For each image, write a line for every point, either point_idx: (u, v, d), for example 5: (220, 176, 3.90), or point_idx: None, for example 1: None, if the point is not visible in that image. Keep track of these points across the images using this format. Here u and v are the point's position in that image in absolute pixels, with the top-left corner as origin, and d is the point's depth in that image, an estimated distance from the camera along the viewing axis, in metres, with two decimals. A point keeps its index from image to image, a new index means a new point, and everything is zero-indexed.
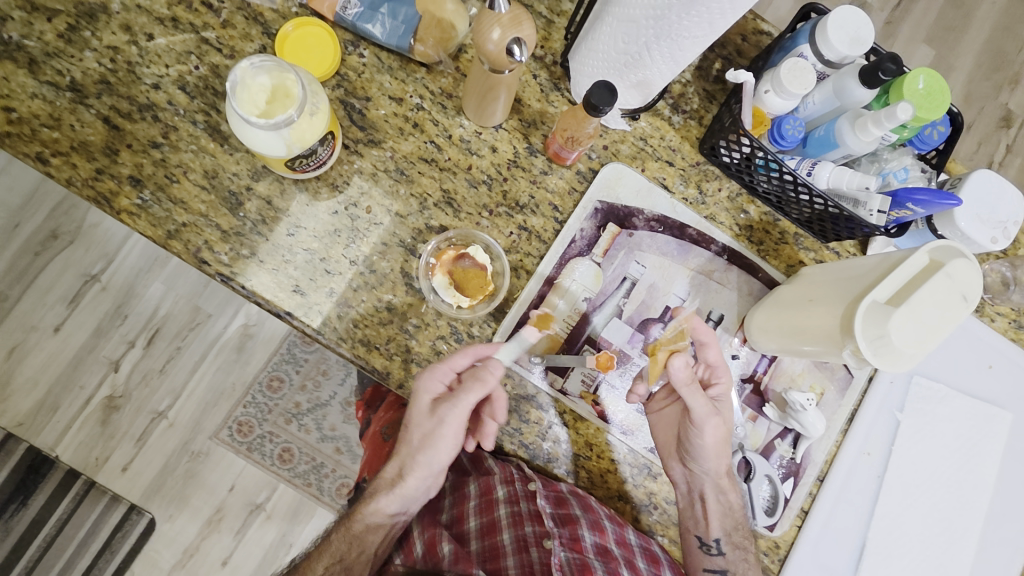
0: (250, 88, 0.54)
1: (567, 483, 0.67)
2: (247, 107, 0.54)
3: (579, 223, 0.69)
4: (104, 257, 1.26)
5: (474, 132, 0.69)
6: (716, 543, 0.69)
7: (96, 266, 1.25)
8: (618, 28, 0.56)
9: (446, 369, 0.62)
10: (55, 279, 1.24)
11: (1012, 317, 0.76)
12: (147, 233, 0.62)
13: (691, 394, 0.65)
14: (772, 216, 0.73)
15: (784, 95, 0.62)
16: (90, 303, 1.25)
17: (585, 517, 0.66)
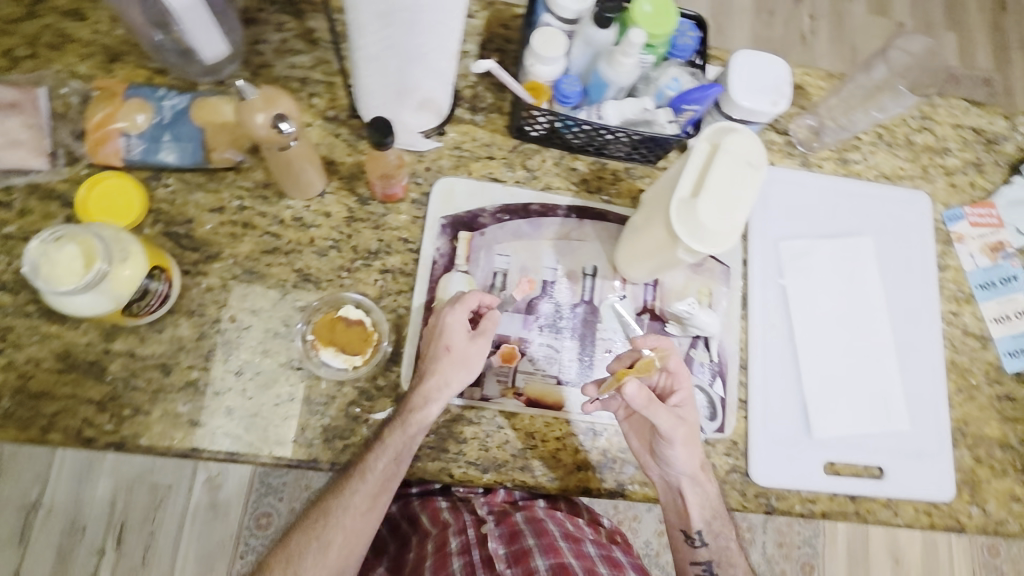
0: (60, 261, 0.54)
1: (522, 514, 0.78)
2: (61, 279, 0.54)
3: (433, 244, 0.73)
4: (37, 481, 1.20)
5: (304, 206, 0.71)
6: (699, 533, 0.72)
7: (33, 494, 1.19)
8: (370, 67, 0.60)
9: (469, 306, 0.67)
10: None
11: (836, 157, 0.86)
12: (24, 436, 0.61)
13: (653, 409, 0.65)
14: (599, 162, 0.80)
15: (546, 62, 0.67)
16: (40, 532, 1.19)
17: (536, 543, 0.73)
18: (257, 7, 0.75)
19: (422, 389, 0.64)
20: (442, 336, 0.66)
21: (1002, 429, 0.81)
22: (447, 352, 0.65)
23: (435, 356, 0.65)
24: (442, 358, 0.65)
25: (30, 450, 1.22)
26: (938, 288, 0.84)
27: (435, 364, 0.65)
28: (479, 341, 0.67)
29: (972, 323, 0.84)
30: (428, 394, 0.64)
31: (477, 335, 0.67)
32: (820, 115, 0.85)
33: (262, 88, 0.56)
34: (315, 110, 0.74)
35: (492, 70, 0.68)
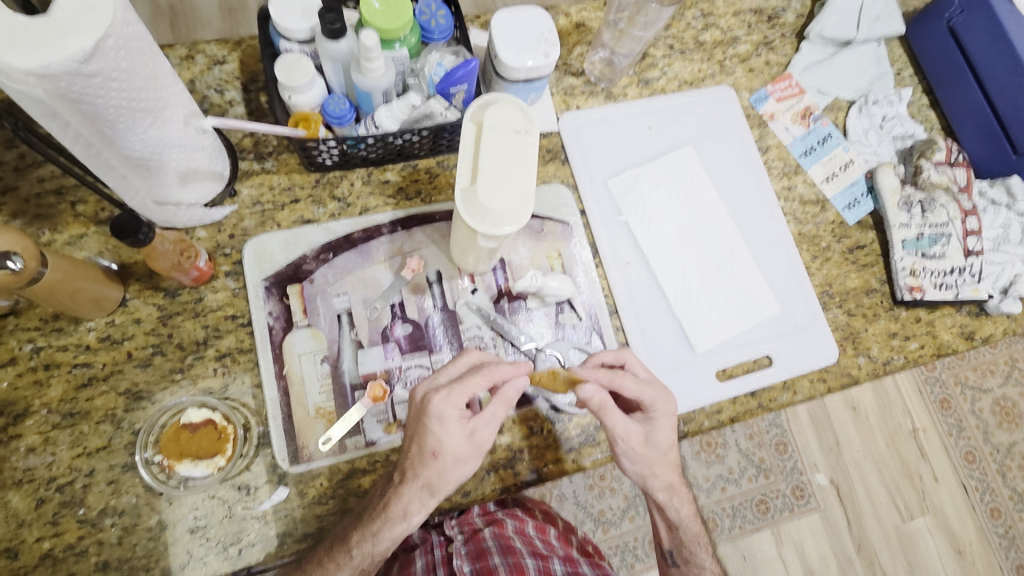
0: None
1: (491, 531, 0.76)
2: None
3: (263, 310, 0.68)
4: None
5: (108, 322, 0.65)
6: (669, 553, 0.74)
7: None
8: (99, 166, 0.54)
9: (466, 394, 0.57)
10: None
11: (637, 81, 0.87)
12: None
13: (607, 414, 0.62)
14: (409, 166, 0.77)
15: (299, 90, 0.64)
16: None
17: (503, 562, 0.72)
18: None
19: (413, 471, 0.58)
20: (432, 427, 0.57)
21: (863, 277, 0.85)
22: (432, 450, 0.57)
23: (419, 447, 0.58)
24: (424, 460, 0.57)
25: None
26: (766, 170, 0.87)
27: (422, 459, 0.57)
28: (482, 431, 0.57)
29: (807, 190, 0.88)
30: (416, 479, 0.57)
31: (476, 422, 0.58)
32: (606, 46, 0.85)
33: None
34: (84, 218, 0.67)
35: (219, 126, 0.57)
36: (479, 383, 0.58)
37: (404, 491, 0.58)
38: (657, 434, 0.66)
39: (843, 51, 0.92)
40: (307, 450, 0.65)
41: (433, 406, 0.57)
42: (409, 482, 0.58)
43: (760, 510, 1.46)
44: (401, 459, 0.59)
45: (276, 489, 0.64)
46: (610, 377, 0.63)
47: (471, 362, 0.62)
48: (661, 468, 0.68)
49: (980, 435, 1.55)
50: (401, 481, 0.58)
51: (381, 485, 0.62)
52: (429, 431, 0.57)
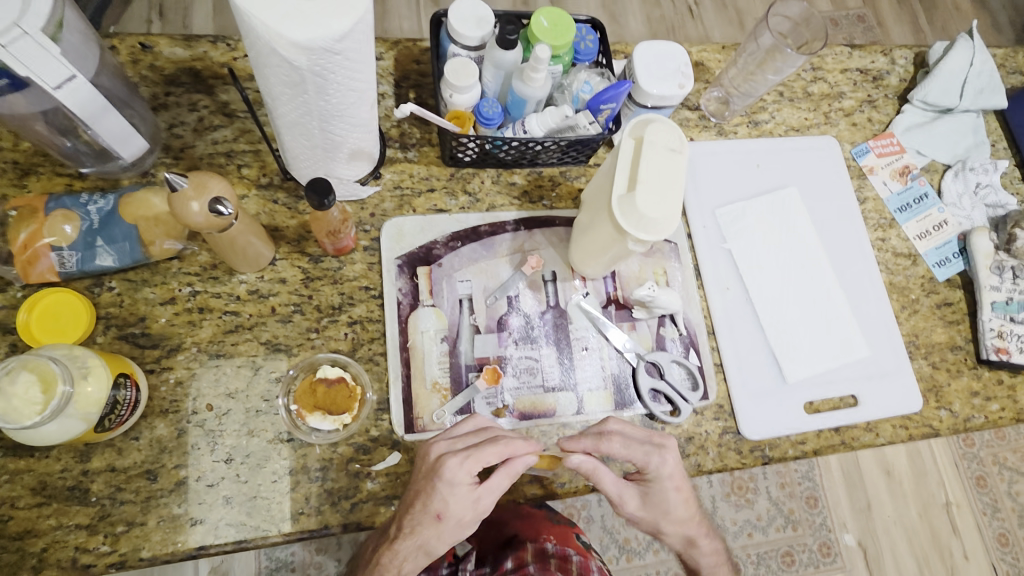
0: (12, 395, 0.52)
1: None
2: (42, 390, 0.53)
3: (394, 285, 0.73)
4: None
5: (258, 277, 0.71)
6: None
7: None
8: (296, 135, 0.60)
9: (475, 461, 0.62)
10: None
11: (748, 121, 0.92)
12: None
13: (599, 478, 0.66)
14: (534, 172, 0.82)
15: (462, 91, 0.70)
16: None
17: None
18: (165, 91, 0.74)
19: (416, 531, 0.61)
20: (438, 487, 0.61)
21: (948, 334, 0.88)
22: (438, 512, 0.61)
23: (423, 506, 0.61)
24: (426, 520, 0.61)
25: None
26: (862, 220, 0.91)
27: (423, 519, 0.61)
28: (486, 496, 0.63)
29: (900, 244, 0.91)
30: (418, 538, 0.61)
31: (479, 488, 0.62)
32: (724, 86, 0.91)
33: (190, 175, 0.56)
34: (245, 181, 0.73)
35: (415, 112, 0.69)
36: (492, 455, 0.62)
37: (402, 550, 0.61)
38: (658, 497, 0.69)
39: (942, 117, 0.97)
40: (421, 421, 0.69)
41: (445, 469, 0.61)
42: (399, 548, 0.61)
43: (784, 562, 1.43)
44: (399, 517, 0.62)
45: (390, 453, 0.68)
46: (595, 443, 0.67)
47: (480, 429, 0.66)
48: (671, 517, 0.70)
49: (1016, 518, 1.53)
50: (401, 537, 0.61)
51: (371, 543, 0.66)
52: (436, 494, 0.61)
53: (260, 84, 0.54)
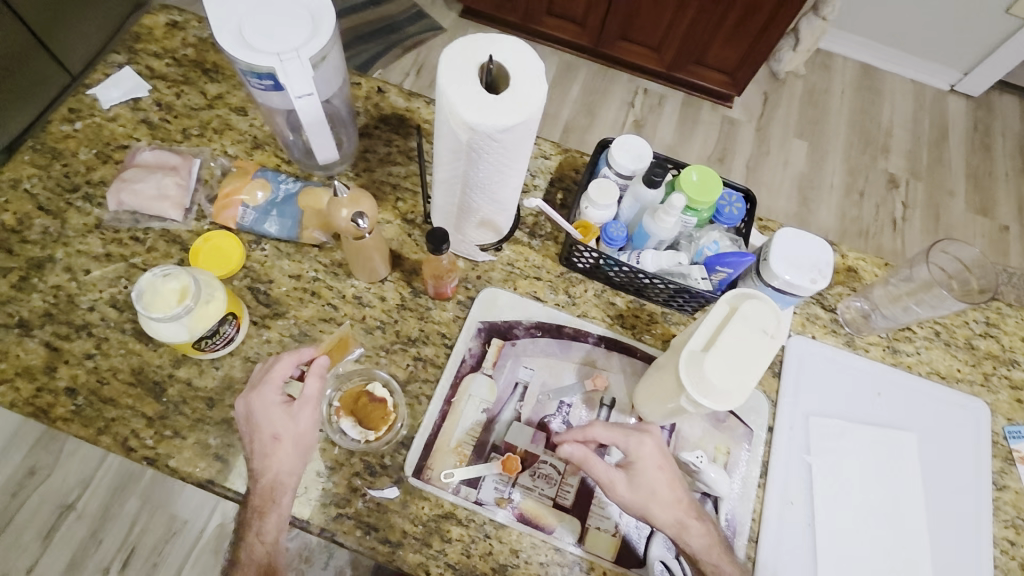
0: (158, 291, 0.66)
1: None
2: (175, 298, 0.66)
3: (466, 344, 0.78)
4: (80, 484, 1.52)
5: (366, 287, 0.81)
6: None
7: (72, 495, 1.51)
8: (442, 190, 0.71)
9: (277, 383, 0.67)
10: (33, 516, 1.49)
11: (885, 345, 0.84)
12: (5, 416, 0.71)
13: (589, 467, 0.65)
14: (637, 302, 0.83)
15: (598, 206, 0.76)
16: (66, 532, 1.48)
17: None
18: (373, 126, 0.92)
19: (273, 448, 0.65)
20: (260, 422, 0.65)
21: None
22: (272, 436, 0.65)
23: (259, 442, 0.65)
24: (267, 449, 0.65)
25: (86, 452, 1.56)
26: (989, 507, 0.77)
27: (265, 450, 0.65)
28: (301, 407, 0.67)
29: None
30: (285, 449, 0.66)
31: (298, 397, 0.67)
32: (870, 300, 0.85)
33: (353, 189, 0.70)
34: (396, 211, 0.87)
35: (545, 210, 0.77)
36: (289, 365, 0.67)
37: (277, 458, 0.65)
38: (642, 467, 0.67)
39: None
40: (429, 473, 0.71)
41: (255, 402, 0.66)
42: (261, 480, 0.65)
43: None
44: (249, 468, 0.66)
45: (388, 486, 0.70)
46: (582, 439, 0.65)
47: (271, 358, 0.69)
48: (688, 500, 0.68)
49: None
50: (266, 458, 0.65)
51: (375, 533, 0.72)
52: (261, 423, 0.65)
53: (433, 144, 0.66)
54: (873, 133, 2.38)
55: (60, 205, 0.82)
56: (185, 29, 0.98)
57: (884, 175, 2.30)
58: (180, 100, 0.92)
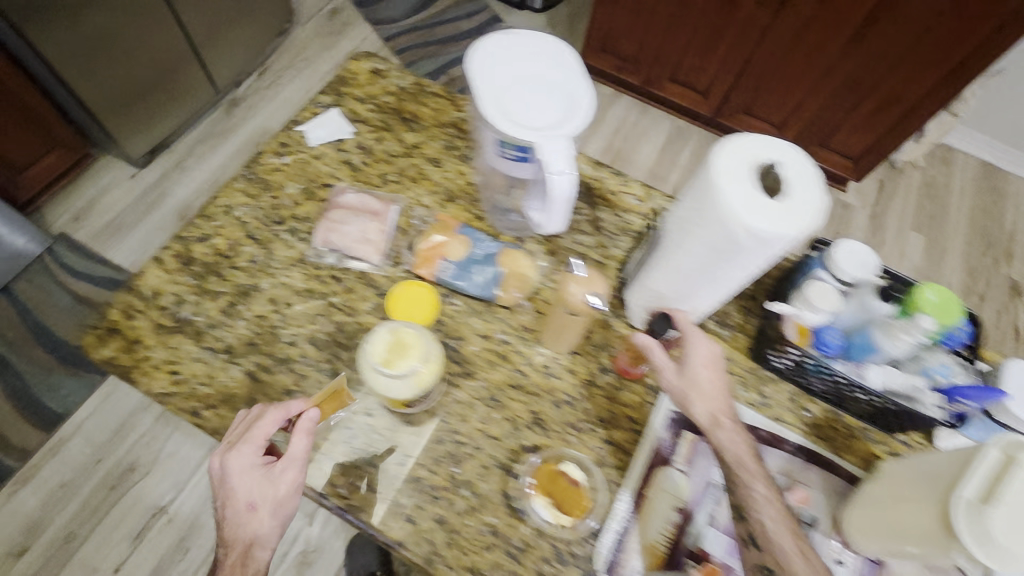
0: (379, 346, 0.68)
1: None
2: (390, 356, 0.67)
3: (658, 432, 0.75)
4: (174, 488, 1.54)
5: (554, 358, 0.80)
6: None
7: (165, 498, 1.53)
8: (669, 276, 0.69)
9: (258, 442, 0.66)
10: (126, 513, 1.51)
11: None
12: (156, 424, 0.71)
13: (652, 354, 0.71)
14: (834, 412, 0.80)
15: (816, 311, 0.73)
16: (155, 535, 1.49)
17: None
18: None
19: (239, 521, 0.66)
20: (238, 483, 0.66)
21: None
22: (248, 503, 0.65)
23: (234, 510, 0.66)
24: (243, 514, 0.65)
25: (183, 455, 1.59)
26: None
27: (240, 516, 0.66)
28: (280, 473, 0.66)
29: None
30: (251, 525, 0.65)
31: (266, 465, 0.66)
32: None
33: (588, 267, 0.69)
34: None
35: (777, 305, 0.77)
36: (273, 423, 0.67)
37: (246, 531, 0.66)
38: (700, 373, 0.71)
39: None
40: (622, 570, 0.67)
41: (230, 465, 0.65)
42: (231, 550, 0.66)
43: None
44: (222, 533, 0.67)
45: None
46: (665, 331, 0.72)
47: (261, 411, 0.69)
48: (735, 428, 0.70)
49: None
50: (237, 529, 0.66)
51: None
52: (237, 488, 0.66)
53: (681, 233, 0.64)
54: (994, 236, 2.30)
55: (266, 235, 0.85)
56: (386, 77, 1.02)
57: (1007, 282, 2.20)
58: (379, 144, 0.94)
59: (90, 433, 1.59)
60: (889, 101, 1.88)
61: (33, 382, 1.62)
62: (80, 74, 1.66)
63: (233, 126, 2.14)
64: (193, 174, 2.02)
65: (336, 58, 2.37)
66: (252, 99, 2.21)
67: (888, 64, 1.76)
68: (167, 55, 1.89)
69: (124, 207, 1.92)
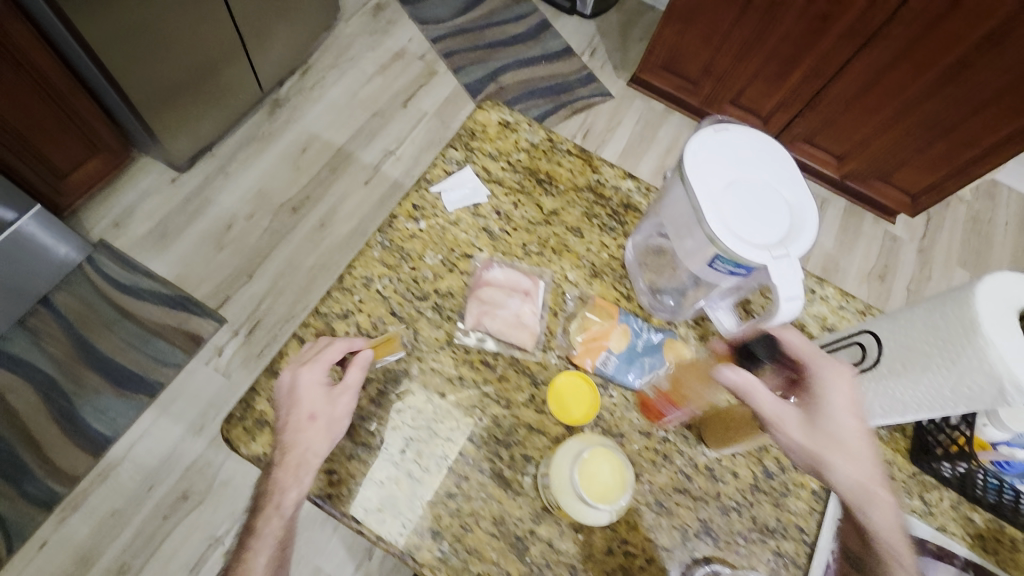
0: (590, 471, 0.63)
1: None
2: (585, 484, 0.62)
3: (829, 544, 0.75)
4: (228, 520, 1.46)
5: (716, 458, 0.78)
6: None
7: (220, 530, 1.45)
8: (872, 400, 0.67)
9: (322, 364, 0.69)
10: (180, 546, 1.42)
11: None
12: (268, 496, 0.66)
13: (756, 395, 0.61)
14: (995, 521, 0.81)
15: (1001, 427, 0.71)
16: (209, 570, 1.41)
17: None
18: None
19: (290, 443, 0.66)
20: (299, 396, 0.67)
21: None
22: (308, 415, 0.67)
23: (292, 421, 0.67)
24: (301, 425, 0.66)
25: (237, 485, 1.51)
26: None
27: (299, 427, 0.66)
28: (341, 398, 0.68)
29: None
30: (294, 453, 0.65)
31: (337, 388, 0.68)
32: None
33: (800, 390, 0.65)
34: None
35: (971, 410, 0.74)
36: (339, 350, 0.70)
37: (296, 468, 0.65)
38: (822, 406, 0.61)
39: None
40: None
41: (301, 378, 0.68)
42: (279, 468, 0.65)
43: None
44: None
45: None
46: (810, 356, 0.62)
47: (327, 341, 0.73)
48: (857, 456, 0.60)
49: None
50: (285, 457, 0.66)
51: None
52: (302, 399, 0.67)
53: (907, 366, 0.62)
54: None
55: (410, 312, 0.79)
56: (516, 130, 0.95)
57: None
58: (517, 211, 0.89)
59: (138, 458, 1.50)
60: (964, 142, 1.88)
61: (75, 403, 1.52)
62: (127, 71, 1.50)
63: (278, 130, 2.03)
64: (237, 181, 1.91)
65: (381, 57, 2.24)
66: (296, 100, 2.09)
67: (969, 108, 1.78)
68: (209, 53, 1.71)
69: (166, 214, 1.82)
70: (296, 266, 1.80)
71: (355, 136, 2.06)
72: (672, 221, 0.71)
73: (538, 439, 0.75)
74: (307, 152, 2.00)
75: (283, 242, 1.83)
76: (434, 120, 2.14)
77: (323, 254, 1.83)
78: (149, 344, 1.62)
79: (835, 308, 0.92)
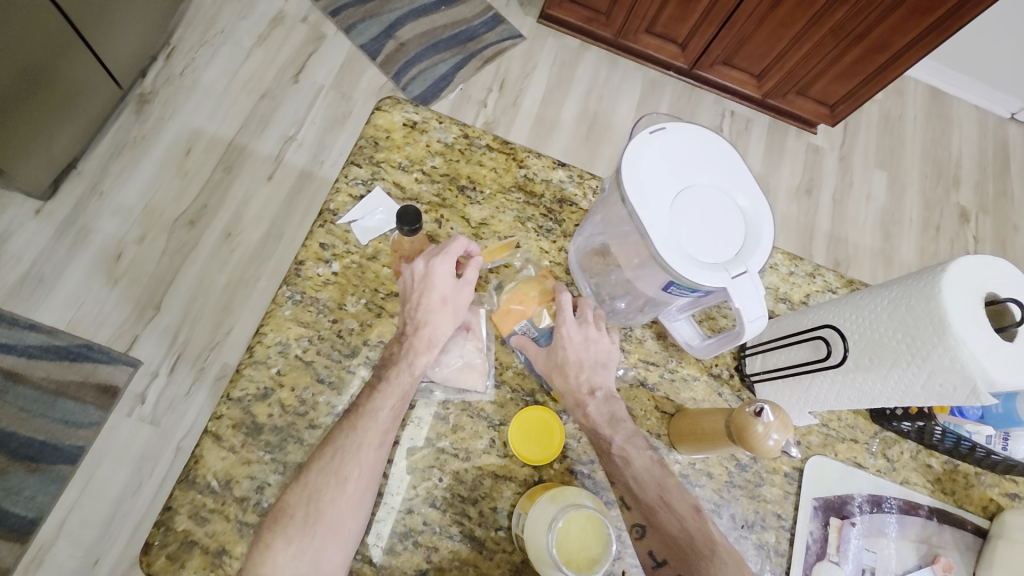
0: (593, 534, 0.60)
1: None
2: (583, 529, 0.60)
3: (807, 526, 0.75)
4: None
5: (688, 463, 0.76)
6: None
7: None
8: (839, 392, 0.64)
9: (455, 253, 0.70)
10: None
11: None
12: None
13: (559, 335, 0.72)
14: (951, 463, 0.81)
15: None
16: None
17: None
18: None
19: (355, 425, 0.65)
20: (432, 281, 0.69)
21: None
22: (440, 299, 0.70)
23: (427, 304, 0.69)
24: (436, 308, 0.69)
25: None
26: None
27: (433, 308, 0.69)
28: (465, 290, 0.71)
29: None
30: (384, 420, 0.66)
31: (460, 281, 0.71)
32: None
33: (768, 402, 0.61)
34: (700, 364, 0.79)
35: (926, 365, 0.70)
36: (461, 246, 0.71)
37: (362, 454, 0.65)
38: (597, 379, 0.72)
39: None
40: None
41: (437, 269, 0.69)
42: (414, 345, 0.69)
43: None
44: None
45: None
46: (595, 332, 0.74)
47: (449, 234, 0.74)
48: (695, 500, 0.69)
49: None
50: (348, 436, 0.65)
51: None
52: (433, 287, 0.69)
53: (872, 361, 0.59)
54: (942, 164, 2.27)
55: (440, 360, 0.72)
56: (425, 130, 0.83)
57: (955, 209, 2.20)
58: (442, 229, 0.79)
59: (75, 532, 1.36)
60: (874, 49, 1.84)
61: None
62: None
63: (153, 131, 1.76)
64: (117, 200, 1.67)
65: (257, 25, 1.95)
66: (166, 93, 1.81)
67: (878, 13, 1.73)
68: (40, 55, 1.40)
69: (40, 252, 1.57)
70: (209, 287, 1.62)
71: (244, 125, 1.82)
72: (623, 242, 0.68)
73: (506, 487, 0.69)
74: (193, 152, 1.76)
75: (187, 262, 1.64)
76: (332, 93, 1.91)
77: (235, 269, 1.65)
78: (56, 406, 1.44)
79: (785, 276, 0.86)
